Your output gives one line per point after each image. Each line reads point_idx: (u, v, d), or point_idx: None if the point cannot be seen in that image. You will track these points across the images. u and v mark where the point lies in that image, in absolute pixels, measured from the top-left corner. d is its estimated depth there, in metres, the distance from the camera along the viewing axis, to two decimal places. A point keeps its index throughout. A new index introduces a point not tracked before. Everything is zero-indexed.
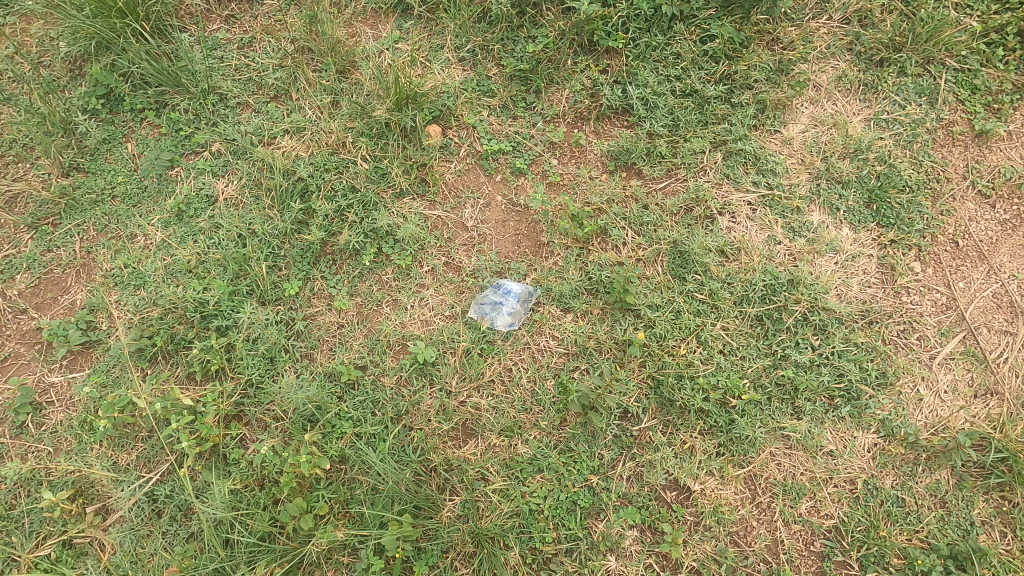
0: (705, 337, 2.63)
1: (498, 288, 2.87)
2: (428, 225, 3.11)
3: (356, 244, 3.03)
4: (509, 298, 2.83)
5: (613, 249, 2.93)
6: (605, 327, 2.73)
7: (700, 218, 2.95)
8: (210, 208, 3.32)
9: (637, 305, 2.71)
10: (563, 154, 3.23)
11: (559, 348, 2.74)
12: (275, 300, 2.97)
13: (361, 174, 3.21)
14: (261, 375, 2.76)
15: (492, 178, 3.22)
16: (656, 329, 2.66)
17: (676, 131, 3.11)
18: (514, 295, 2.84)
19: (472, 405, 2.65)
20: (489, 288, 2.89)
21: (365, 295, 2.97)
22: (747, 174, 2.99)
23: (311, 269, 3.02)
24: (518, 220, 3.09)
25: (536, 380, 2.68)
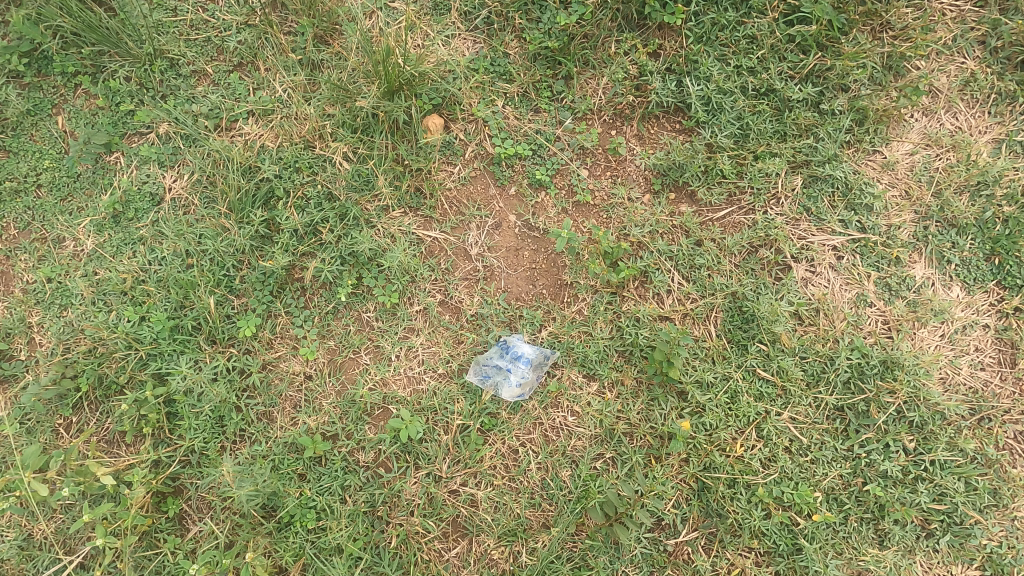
0: (768, 431, 2.06)
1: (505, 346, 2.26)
2: (422, 252, 2.47)
3: (330, 273, 2.41)
4: (519, 364, 2.20)
5: (655, 298, 2.31)
6: (640, 406, 2.15)
7: (769, 264, 2.31)
8: (154, 209, 2.65)
9: (682, 381, 2.11)
10: (595, 164, 2.54)
11: (579, 428, 2.17)
12: (227, 340, 2.37)
13: (339, 179, 2.53)
14: (206, 441, 2.22)
15: (504, 190, 2.55)
16: (706, 417, 2.07)
17: (744, 144, 2.41)
18: (526, 360, 2.21)
19: (466, 497, 2.13)
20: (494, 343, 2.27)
21: (340, 338, 2.38)
22: (833, 209, 2.31)
23: (274, 301, 2.41)
24: (535, 249, 2.45)
25: (548, 468, 2.15)
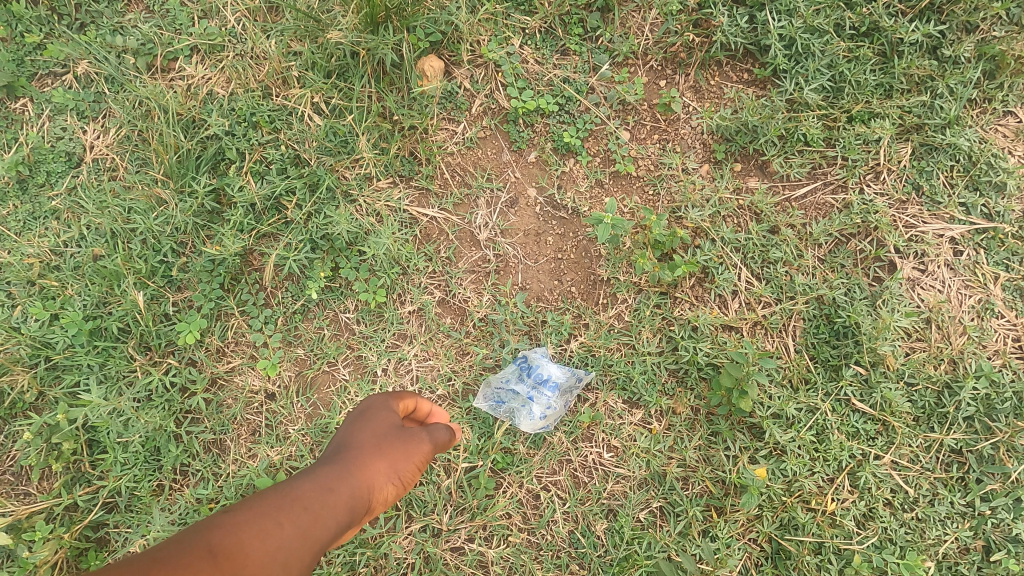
0: (865, 481, 1.59)
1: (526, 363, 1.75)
2: (417, 235, 1.93)
3: (298, 263, 1.88)
4: (545, 391, 1.69)
5: (716, 302, 1.80)
6: (698, 443, 1.67)
7: (865, 260, 1.79)
8: (70, 172, 2.03)
9: (755, 413, 1.63)
10: (638, 124, 1.98)
11: (618, 469, 1.69)
12: (164, 347, 1.84)
13: (309, 139, 1.96)
14: (138, 480, 1.73)
15: (521, 156, 2.00)
16: (787, 463, 1.60)
17: (837, 101, 1.85)
18: (553, 385, 1.70)
19: (473, 556, 1.65)
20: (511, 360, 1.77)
21: (311, 345, 1.86)
22: (952, 189, 1.78)
23: (225, 298, 1.87)
24: (561, 233, 1.92)
25: (579, 520, 1.67)
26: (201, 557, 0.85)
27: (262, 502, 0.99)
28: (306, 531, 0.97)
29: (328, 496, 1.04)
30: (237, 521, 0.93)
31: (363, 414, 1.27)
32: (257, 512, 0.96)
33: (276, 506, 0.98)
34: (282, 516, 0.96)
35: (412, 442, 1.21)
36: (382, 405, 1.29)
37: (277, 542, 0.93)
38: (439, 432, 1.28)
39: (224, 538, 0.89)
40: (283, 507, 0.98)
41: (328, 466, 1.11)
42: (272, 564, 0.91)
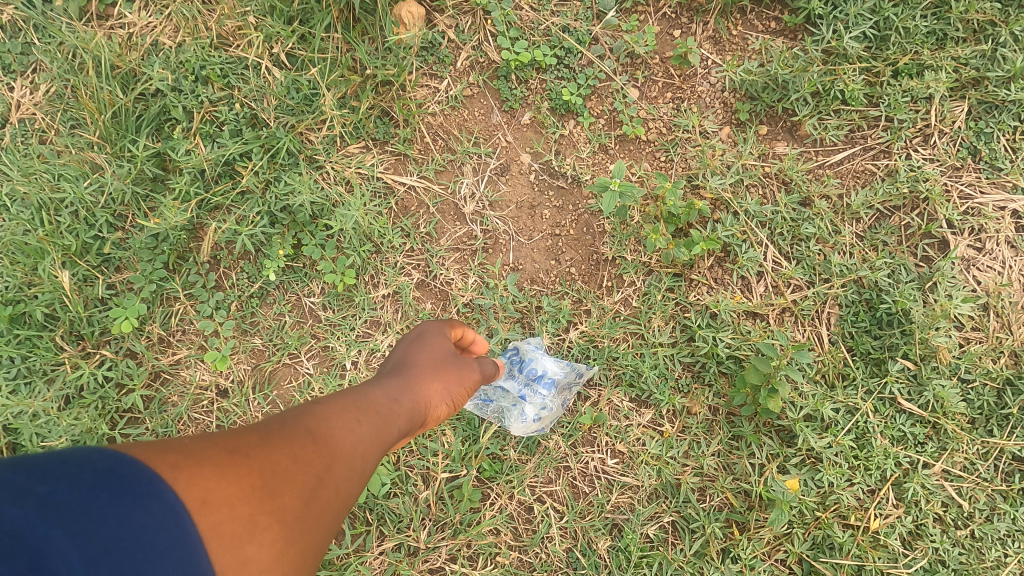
0: (913, 493, 1.36)
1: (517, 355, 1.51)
2: (392, 207, 1.67)
3: (255, 239, 1.62)
4: (540, 387, 1.45)
5: (738, 285, 1.55)
6: (716, 448, 1.44)
7: (913, 236, 1.54)
8: None
9: (785, 415, 1.39)
10: (649, 80, 1.72)
11: (624, 477, 1.46)
12: (99, 336, 1.59)
13: (268, 95, 1.69)
14: None
15: (513, 117, 1.73)
16: (823, 473, 1.36)
17: (884, 51, 1.58)
18: (549, 380, 1.46)
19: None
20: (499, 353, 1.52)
21: (269, 335, 1.61)
22: (1016, 154, 1.52)
23: (170, 280, 1.61)
24: (559, 205, 1.67)
25: (578, 537, 1.44)
26: (294, 442, 0.80)
27: (337, 400, 0.93)
28: (383, 435, 0.92)
29: (398, 404, 1.00)
30: (319, 414, 0.87)
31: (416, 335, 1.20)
32: (337, 408, 0.90)
33: (355, 404, 0.92)
34: (359, 416, 0.91)
35: (467, 370, 1.16)
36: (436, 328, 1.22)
37: (360, 437, 0.88)
38: (486, 367, 1.24)
39: (315, 426, 0.84)
40: (359, 407, 0.93)
41: (394, 379, 1.05)
42: (358, 458, 0.86)
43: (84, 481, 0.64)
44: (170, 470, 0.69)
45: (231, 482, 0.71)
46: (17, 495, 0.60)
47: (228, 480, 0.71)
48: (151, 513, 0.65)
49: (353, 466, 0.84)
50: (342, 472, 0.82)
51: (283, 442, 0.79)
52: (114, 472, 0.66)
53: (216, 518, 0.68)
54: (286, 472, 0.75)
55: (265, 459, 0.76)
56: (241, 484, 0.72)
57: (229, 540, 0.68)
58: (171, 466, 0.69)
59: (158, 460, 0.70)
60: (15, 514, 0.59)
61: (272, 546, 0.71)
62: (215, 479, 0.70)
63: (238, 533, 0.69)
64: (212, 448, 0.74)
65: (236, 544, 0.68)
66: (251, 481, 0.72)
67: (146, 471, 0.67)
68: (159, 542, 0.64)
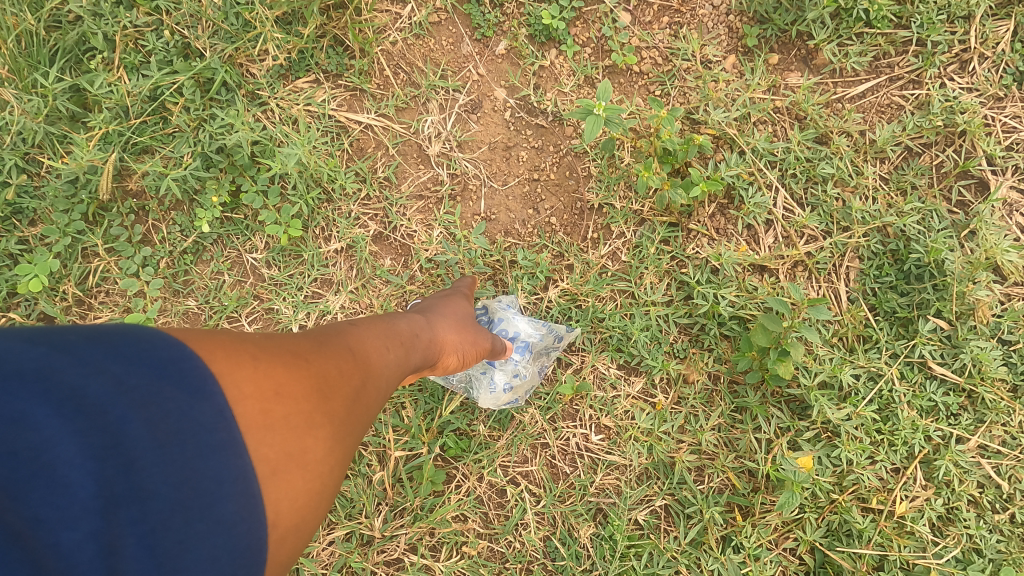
0: (944, 472, 1.17)
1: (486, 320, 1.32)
2: (346, 150, 1.46)
3: (186, 185, 1.41)
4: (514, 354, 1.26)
5: (743, 235, 1.35)
6: (716, 421, 1.24)
7: (946, 178, 1.33)
8: None
9: (798, 383, 1.20)
10: (643, 2, 1.47)
11: (611, 456, 1.26)
12: (9, 297, 1.40)
13: (203, 20, 1.44)
14: None
15: (487, 44, 1.49)
16: (840, 450, 1.17)
17: None
18: (524, 346, 1.27)
19: (415, 570, 1.24)
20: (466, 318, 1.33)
21: (206, 296, 1.42)
22: None
23: (90, 232, 1.40)
24: (539, 146, 1.44)
25: (556, 523, 1.25)
26: (340, 353, 0.74)
27: (372, 323, 0.87)
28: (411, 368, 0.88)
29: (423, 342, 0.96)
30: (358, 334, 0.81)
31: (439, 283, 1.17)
32: (373, 331, 0.85)
33: (388, 333, 0.88)
34: (392, 342, 0.86)
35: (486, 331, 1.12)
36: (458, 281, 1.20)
37: (392, 363, 0.83)
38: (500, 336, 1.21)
39: (357, 343, 0.78)
40: (390, 335, 0.88)
41: (420, 318, 1.00)
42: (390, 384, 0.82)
43: (159, 361, 0.56)
44: (240, 359, 0.62)
45: (293, 377, 0.65)
46: (92, 368, 0.53)
47: (291, 376, 0.65)
48: (220, 402, 0.58)
49: (386, 389, 0.80)
50: (379, 393, 0.78)
51: (334, 351, 0.73)
52: (189, 354, 0.59)
53: (280, 412, 0.62)
54: (340, 379, 0.70)
55: (321, 365, 0.69)
56: (302, 382, 0.65)
57: (289, 437, 0.62)
58: (239, 356, 0.63)
59: (211, 348, 0.62)
60: (91, 389, 0.52)
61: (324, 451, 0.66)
62: (279, 372, 0.64)
63: (298, 432, 0.63)
64: (271, 345, 0.67)
65: (296, 442, 0.63)
66: (313, 382, 0.66)
67: (213, 357, 0.60)
68: (221, 437, 0.56)
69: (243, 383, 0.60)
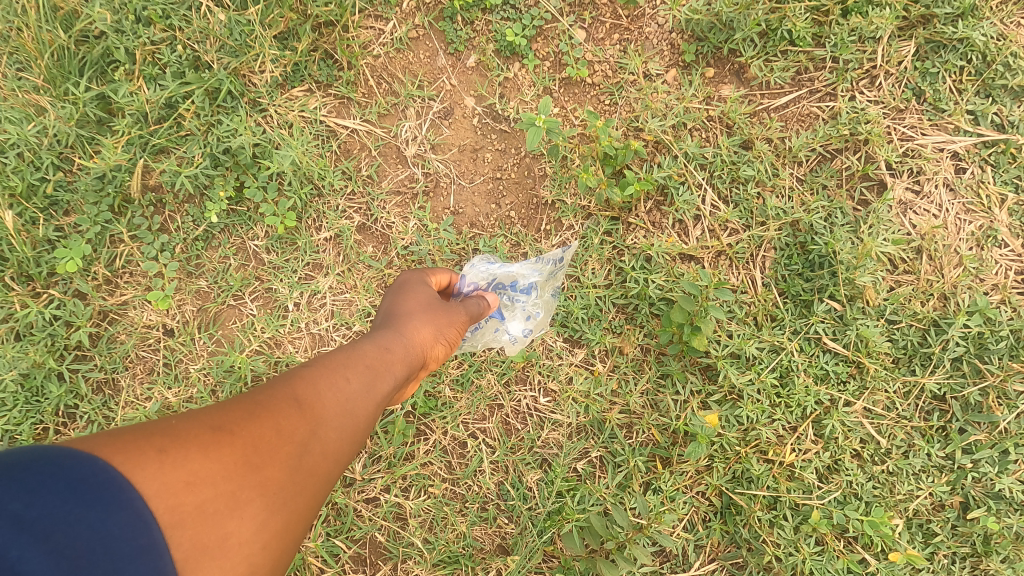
0: (831, 429, 1.39)
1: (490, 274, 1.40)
2: (335, 151, 1.68)
3: (196, 180, 1.63)
4: (518, 292, 1.41)
5: (674, 228, 1.56)
6: (644, 386, 1.46)
7: (852, 179, 1.52)
8: None
9: (710, 353, 1.42)
10: (597, 21, 1.67)
11: (555, 414, 1.50)
12: (48, 277, 1.62)
13: (210, 36, 1.65)
14: (18, 423, 1.54)
15: (458, 58, 1.70)
16: (741, 409, 1.40)
17: None
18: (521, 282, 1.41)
19: (389, 508, 1.48)
20: (470, 276, 1.39)
21: (214, 276, 1.65)
22: (961, 95, 1.50)
23: (115, 221, 1.64)
24: (502, 148, 1.66)
25: (508, 470, 1.49)
26: (284, 408, 0.78)
27: (330, 360, 0.91)
28: (375, 398, 0.91)
29: (394, 361, 1.00)
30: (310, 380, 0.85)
31: (406, 286, 1.23)
32: (327, 369, 0.89)
33: (346, 368, 0.91)
34: (352, 373, 0.91)
35: (456, 311, 1.20)
36: (420, 280, 1.24)
37: (348, 399, 0.87)
38: (473, 307, 1.26)
39: (304, 392, 0.82)
40: (347, 364, 0.92)
41: (387, 339, 1.03)
42: (354, 420, 0.86)
43: (69, 484, 0.61)
44: (156, 459, 0.67)
45: (218, 457, 0.70)
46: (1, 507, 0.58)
47: (211, 462, 0.69)
48: (134, 507, 0.63)
49: (342, 430, 0.84)
50: (333, 439, 0.82)
51: (269, 411, 0.77)
52: (98, 471, 0.63)
53: (200, 500, 0.67)
54: (274, 444, 0.74)
55: (251, 435, 0.73)
56: (224, 465, 0.70)
57: (213, 521, 0.67)
58: (157, 455, 0.67)
59: (130, 452, 0.66)
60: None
61: (261, 521, 0.71)
62: (198, 461, 0.69)
63: (223, 514, 0.68)
64: (195, 427, 0.72)
65: (223, 524, 0.68)
66: (236, 460, 0.71)
67: (128, 465, 0.65)
68: (138, 544, 0.62)
69: (159, 480, 0.66)
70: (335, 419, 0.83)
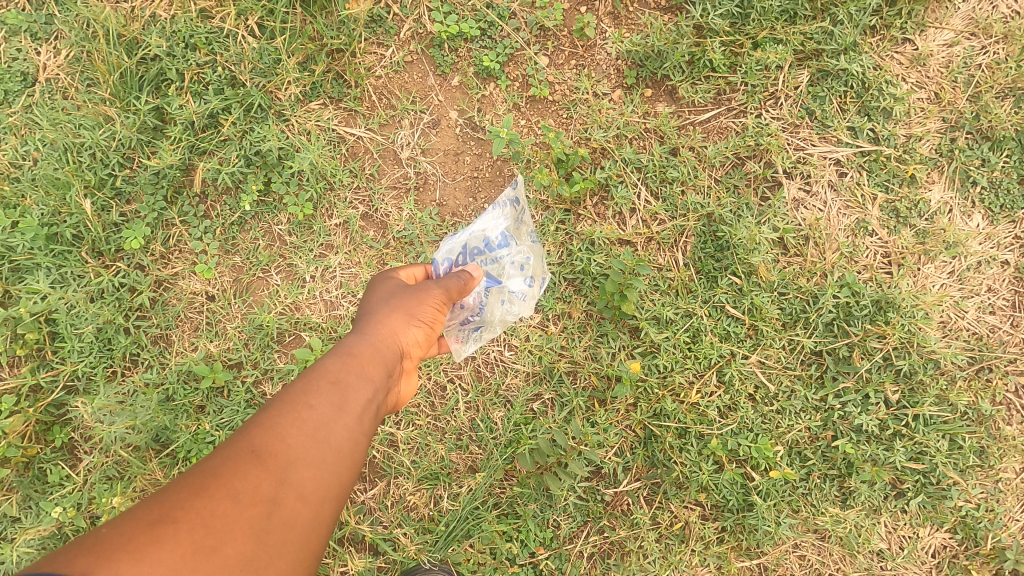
0: (730, 376, 1.78)
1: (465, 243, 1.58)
2: (344, 154, 2.08)
3: (232, 176, 2.04)
4: (494, 246, 1.55)
5: (615, 218, 1.94)
6: (587, 343, 1.85)
7: (756, 180, 1.90)
8: (25, 91, 2.15)
9: (637, 316, 1.81)
10: (557, 50, 2.05)
11: (517, 365, 1.89)
12: (115, 253, 2.04)
13: (244, 60, 2.05)
14: (92, 366, 1.95)
15: (445, 79, 2.09)
16: (659, 358, 1.80)
17: (744, 26, 1.90)
18: (489, 239, 1.56)
19: (384, 436, 1.87)
20: (443, 260, 1.57)
21: (246, 254, 2.05)
22: (843, 114, 1.87)
23: (167, 208, 2.05)
24: (479, 153, 2.05)
25: (479, 408, 1.88)
26: (246, 464, 0.90)
27: (288, 402, 1.01)
28: (340, 425, 1.02)
29: (359, 369, 1.14)
30: (265, 425, 0.96)
31: (374, 294, 1.39)
32: (285, 415, 0.98)
33: (300, 403, 1.01)
34: (310, 407, 1.01)
35: (422, 297, 1.34)
36: (388, 282, 1.42)
37: (309, 435, 0.97)
38: (449, 281, 1.37)
39: (263, 445, 0.93)
40: (303, 399, 1.02)
41: (346, 357, 1.15)
42: (321, 445, 0.98)
43: None
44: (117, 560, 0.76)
45: (180, 531, 0.80)
46: None
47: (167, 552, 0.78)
48: None
49: (308, 469, 0.94)
50: (303, 470, 0.94)
51: (228, 477, 0.87)
52: None
53: None
54: (235, 509, 0.85)
55: (208, 508, 0.83)
56: (182, 546, 0.79)
57: None
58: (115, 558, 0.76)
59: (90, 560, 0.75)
60: None
61: None
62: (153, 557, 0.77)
63: None
64: (146, 519, 0.81)
65: None
66: (196, 542, 0.80)
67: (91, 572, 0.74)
68: None
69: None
70: (300, 458, 0.94)
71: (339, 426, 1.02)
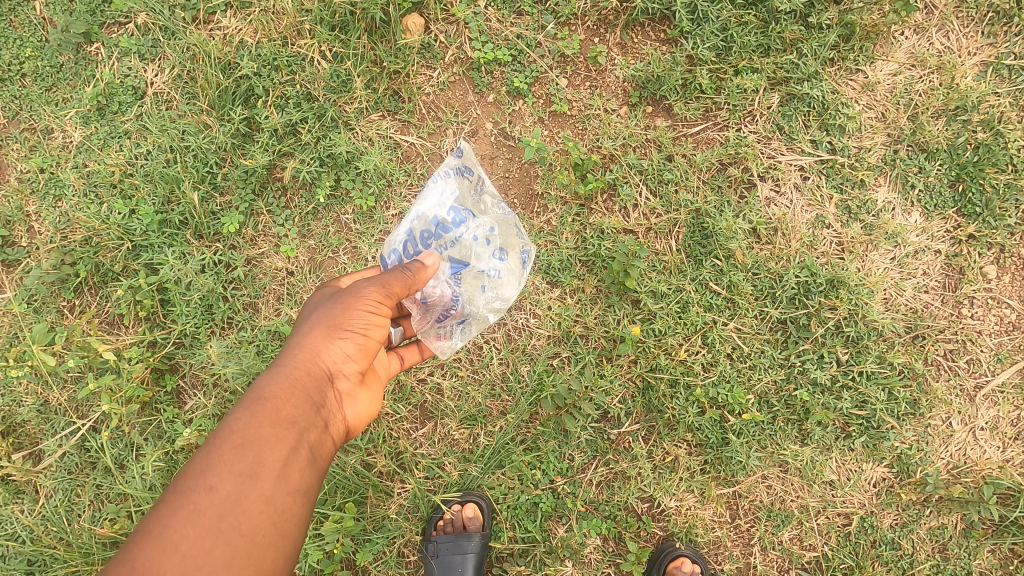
0: (712, 338, 2.23)
1: (420, 227, 1.85)
2: (400, 157, 2.53)
3: (308, 174, 2.49)
4: (452, 231, 1.84)
5: (621, 212, 2.39)
6: (597, 311, 2.30)
7: (736, 182, 2.35)
8: (136, 102, 2.60)
9: (638, 290, 2.26)
10: (575, 73, 2.50)
11: (540, 329, 2.32)
12: (213, 236, 2.50)
13: (318, 79, 2.51)
14: (197, 326, 2.42)
15: (482, 96, 2.54)
16: (654, 324, 2.24)
17: (727, 57, 2.34)
18: (445, 224, 1.84)
19: (433, 385, 2.32)
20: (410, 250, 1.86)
21: (319, 237, 2.51)
22: (806, 129, 2.32)
23: (256, 200, 2.51)
24: (510, 157, 2.50)
25: (509, 363, 2.32)
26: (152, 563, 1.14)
27: (188, 493, 1.23)
28: (239, 502, 1.26)
29: (265, 431, 1.36)
30: (164, 522, 1.19)
31: (304, 326, 1.63)
32: (183, 509, 1.21)
33: (202, 488, 1.24)
34: (206, 495, 1.23)
35: (348, 322, 1.60)
36: (318, 310, 1.66)
37: (205, 523, 1.20)
38: (391, 278, 1.64)
39: (162, 544, 1.16)
40: (202, 485, 1.24)
41: (253, 419, 1.37)
42: (223, 527, 1.22)
43: None
44: None
45: None
46: None
47: None
48: None
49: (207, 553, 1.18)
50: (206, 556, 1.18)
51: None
52: None
53: None
54: None
55: None
56: None
57: None
58: None
59: None
60: None
61: None
62: None
63: None
64: None
65: None
66: None
67: None
68: None
69: None
70: (202, 548, 1.18)
71: (248, 495, 1.27)
